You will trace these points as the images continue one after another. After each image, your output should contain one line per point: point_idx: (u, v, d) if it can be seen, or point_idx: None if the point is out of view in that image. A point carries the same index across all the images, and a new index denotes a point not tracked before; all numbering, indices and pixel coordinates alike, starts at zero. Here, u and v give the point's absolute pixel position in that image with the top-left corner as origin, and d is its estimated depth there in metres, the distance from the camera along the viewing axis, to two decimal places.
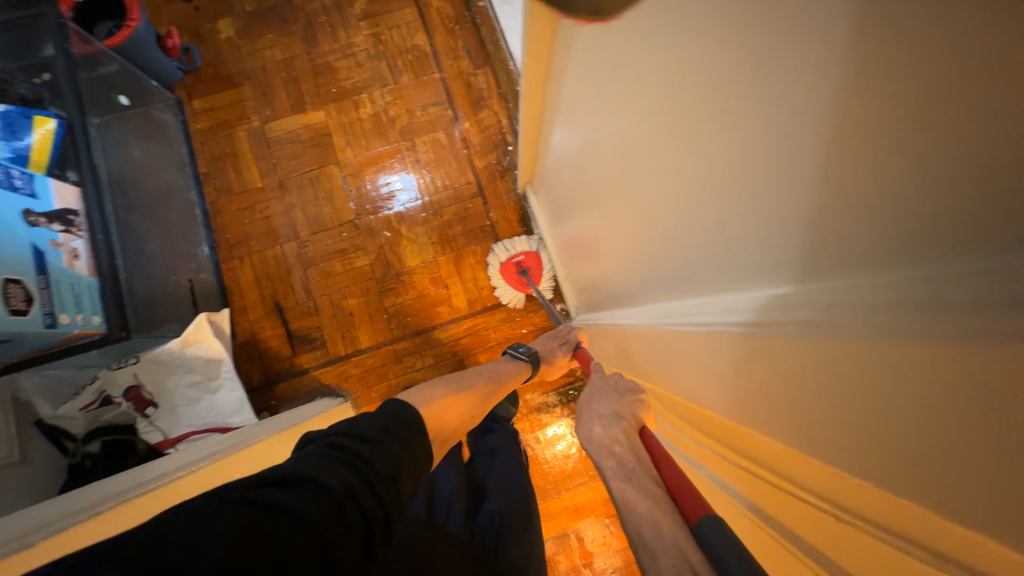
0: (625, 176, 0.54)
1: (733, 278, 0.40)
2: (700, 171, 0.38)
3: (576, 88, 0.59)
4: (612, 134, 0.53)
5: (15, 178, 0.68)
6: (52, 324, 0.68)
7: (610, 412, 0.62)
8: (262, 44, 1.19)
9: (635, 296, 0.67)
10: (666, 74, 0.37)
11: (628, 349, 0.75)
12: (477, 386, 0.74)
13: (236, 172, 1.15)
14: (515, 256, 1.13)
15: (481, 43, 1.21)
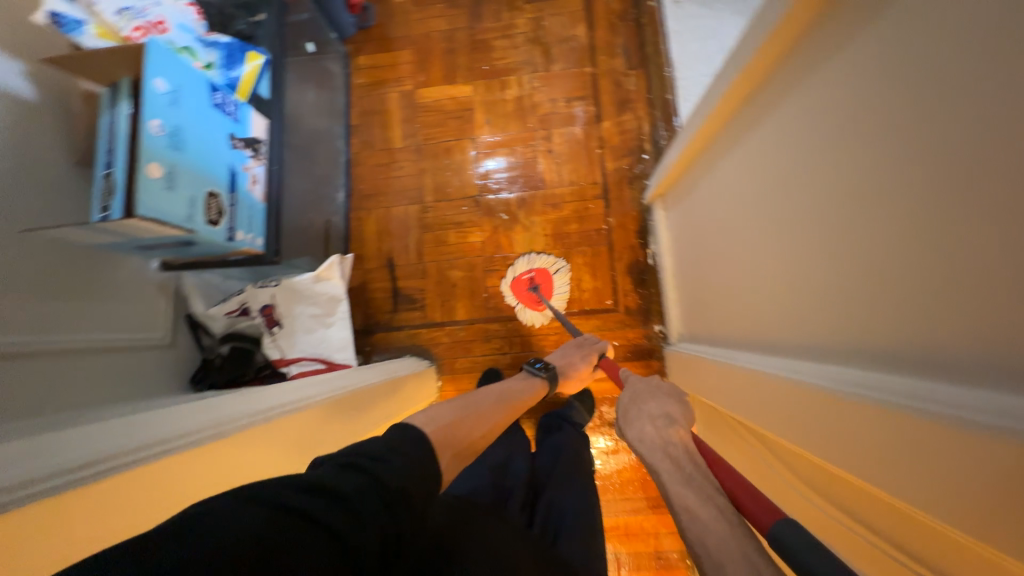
0: (808, 218, 0.51)
1: (943, 362, 0.35)
2: (935, 239, 0.34)
3: (778, 114, 0.57)
4: (810, 170, 0.50)
5: (228, 103, 0.76)
6: (231, 239, 0.75)
7: (663, 417, 0.59)
8: (430, 13, 1.24)
9: (773, 333, 0.63)
10: (930, 124, 0.33)
11: (739, 385, 0.72)
12: (490, 404, 0.63)
13: (381, 129, 1.22)
14: (528, 273, 1.13)
15: (641, 44, 1.17)
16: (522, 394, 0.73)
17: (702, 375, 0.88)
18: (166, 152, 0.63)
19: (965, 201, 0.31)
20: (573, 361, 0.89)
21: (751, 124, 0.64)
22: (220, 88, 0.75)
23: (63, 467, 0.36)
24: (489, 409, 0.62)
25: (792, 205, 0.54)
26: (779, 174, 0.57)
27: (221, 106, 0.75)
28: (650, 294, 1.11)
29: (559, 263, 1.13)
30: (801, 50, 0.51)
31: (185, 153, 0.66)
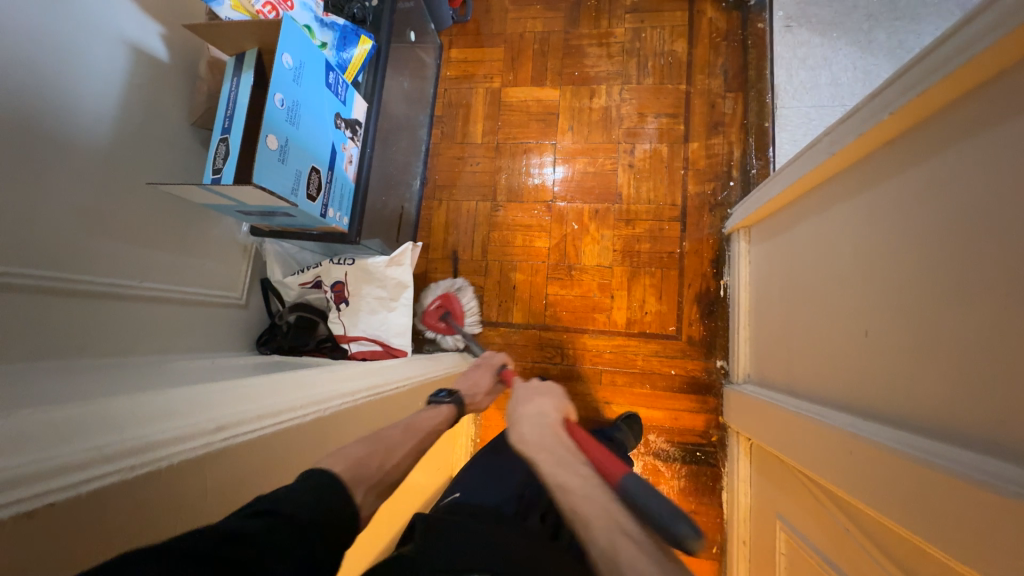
0: (968, 286, 0.45)
1: None
2: None
3: (934, 163, 0.52)
4: (983, 232, 0.44)
5: (339, 85, 0.78)
6: (323, 216, 0.77)
7: (537, 410, 0.65)
8: (528, 13, 1.23)
9: (881, 395, 0.57)
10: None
11: (817, 445, 0.66)
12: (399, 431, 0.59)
13: (463, 123, 1.23)
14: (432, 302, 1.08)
15: (744, 66, 1.12)
16: (432, 422, 0.67)
17: (768, 423, 0.83)
18: (283, 125, 0.65)
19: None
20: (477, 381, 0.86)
21: (894, 169, 0.58)
22: (333, 68, 0.77)
23: (201, 426, 0.40)
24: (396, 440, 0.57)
25: (938, 267, 0.49)
26: (924, 229, 0.52)
27: (333, 87, 0.76)
28: (717, 327, 1.06)
29: (458, 282, 1.12)
30: (982, 102, 0.46)
31: (297, 129, 0.68)
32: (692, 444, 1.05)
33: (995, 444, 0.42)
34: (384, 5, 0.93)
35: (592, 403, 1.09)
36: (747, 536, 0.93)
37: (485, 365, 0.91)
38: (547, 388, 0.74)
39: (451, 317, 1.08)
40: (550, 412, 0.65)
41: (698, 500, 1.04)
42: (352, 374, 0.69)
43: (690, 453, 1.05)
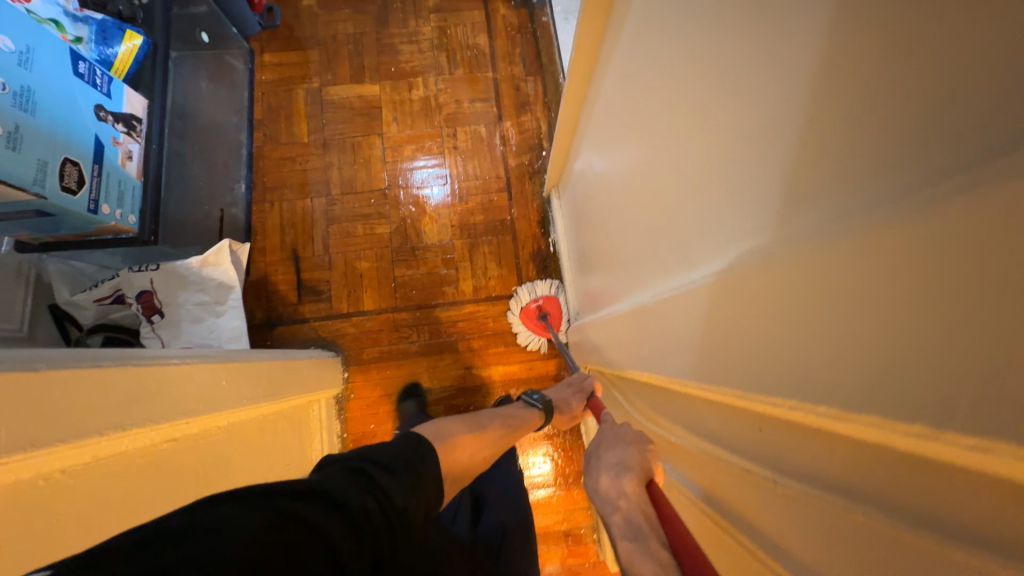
0: (634, 165, 0.58)
1: (695, 258, 0.42)
2: (686, 155, 0.41)
3: (613, 87, 0.65)
4: (632, 123, 0.57)
5: (98, 78, 0.75)
6: (93, 212, 0.72)
7: (618, 462, 0.55)
8: (337, 16, 1.28)
9: (626, 280, 0.69)
10: (687, 52, 0.39)
11: (604, 340, 0.78)
12: (490, 430, 0.67)
13: (287, 124, 1.22)
14: (536, 300, 1.14)
15: (537, 54, 1.28)
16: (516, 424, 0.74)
17: (585, 341, 0.94)
18: (10, 111, 0.61)
19: (708, 92, 0.36)
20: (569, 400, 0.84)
21: (600, 102, 0.72)
22: (86, 59, 0.73)
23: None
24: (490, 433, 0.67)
25: (625, 157, 0.62)
26: (619, 133, 0.64)
27: (87, 78, 0.72)
28: (552, 279, 1.18)
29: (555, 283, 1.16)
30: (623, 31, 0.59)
31: (35, 116, 0.64)
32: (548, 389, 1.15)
33: (652, 278, 0.55)
34: (157, 3, 0.90)
35: (454, 371, 1.13)
36: None
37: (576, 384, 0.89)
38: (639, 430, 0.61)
39: (546, 315, 1.12)
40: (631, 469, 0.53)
41: (552, 434, 1.18)
42: (185, 356, 0.67)
43: None
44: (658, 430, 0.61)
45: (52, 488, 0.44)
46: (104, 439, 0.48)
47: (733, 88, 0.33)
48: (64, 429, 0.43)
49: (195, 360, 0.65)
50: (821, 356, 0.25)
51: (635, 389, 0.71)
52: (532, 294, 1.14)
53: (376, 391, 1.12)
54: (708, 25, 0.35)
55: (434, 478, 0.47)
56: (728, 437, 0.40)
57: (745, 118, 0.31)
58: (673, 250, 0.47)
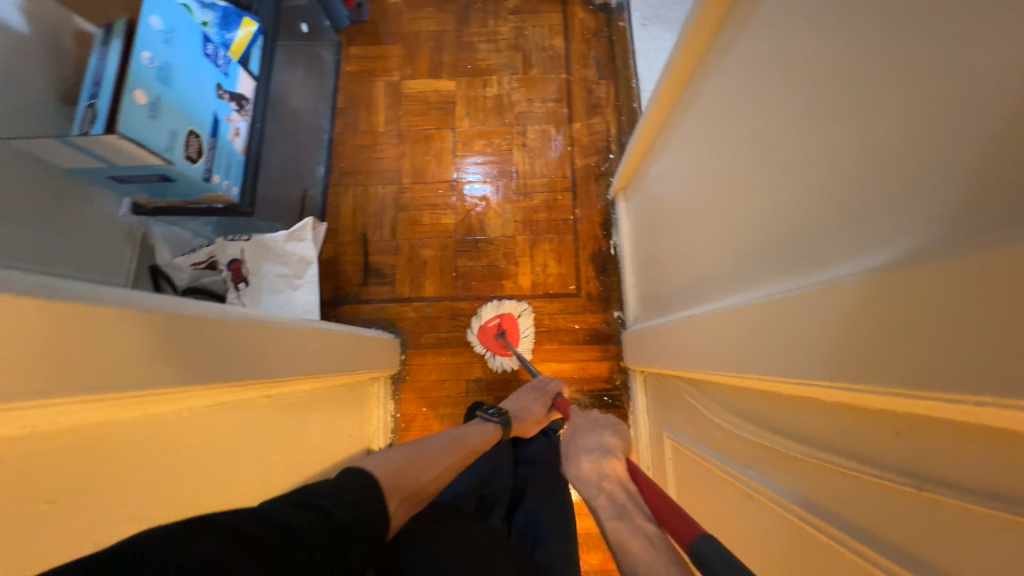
0: (736, 167, 0.58)
1: (813, 259, 0.42)
2: (818, 155, 0.41)
3: (713, 90, 0.66)
4: (738, 125, 0.58)
5: (220, 59, 0.81)
6: (207, 180, 0.78)
7: (596, 447, 0.63)
8: (421, 14, 1.33)
9: (708, 283, 0.69)
10: (834, 53, 0.40)
11: (675, 342, 0.78)
12: (440, 450, 0.65)
13: (366, 114, 1.28)
14: (491, 321, 1.14)
15: (611, 57, 1.29)
16: (475, 438, 0.76)
17: (647, 344, 0.94)
18: (152, 83, 0.67)
19: (861, 93, 0.36)
20: (529, 406, 0.95)
21: (694, 105, 0.72)
22: (213, 41, 0.80)
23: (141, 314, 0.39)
24: (441, 450, 0.66)
25: (723, 160, 0.62)
26: (715, 136, 0.65)
27: (212, 58, 0.79)
28: (611, 281, 1.18)
29: (522, 305, 1.15)
30: (738, 32, 0.59)
31: (171, 89, 0.70)
32: (600, 391, 1.14)
33: (749, 280, 0.56)
34: None
35: (506, 364, 1.15)
36: (651, 461, 0.99)
37: (540, 388, 0.99)
38: (606, 418, 0.71)
39: (505, 334, 1.13)
40: (609, 450, 0.62)
41: None
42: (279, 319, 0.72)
43: (598, 398, 1.13)
44: (733, 435, 0.61)
45: (180, 425, 0.48)
46: (227, 385, 0.52)
47: (895, 89, 0.33)
48: (204, 371, 0.47)
49: (291, 323, 0.70)
50: (988, 355, 0.25)
51: (704, 391, 0.71)
52: (487, 315, 1.14)
53: (430, 376, 1.15)
54: (870, 27, 0.36)
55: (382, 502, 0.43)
56: (856, 447, 0.39)
57: (912, 120, 0.31)
58: (788, 251, 0.47)
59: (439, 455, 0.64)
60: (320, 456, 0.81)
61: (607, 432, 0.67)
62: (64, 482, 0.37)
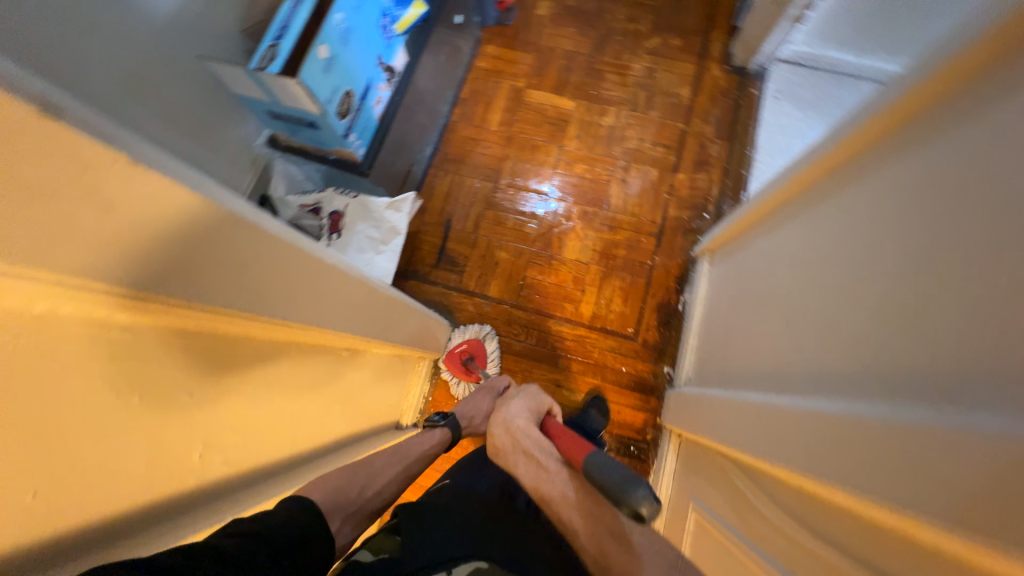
0: (852, 271, 0.57)
1: (914, 392, 0.41)
2: (956, 290, 0.40)
3: (846, 187, 0.64)
4: (867, 230, 0.56)
5: (388, 32, 0.88)
6: (344, 137, 0.84)
7: (510, 413, 0.78)
8: (562, 32, 1.38)
9: (774, 373, 0.68)
10: (1001, 194, 0.38)
11: (725, 421, 0.76)
12: (381, 463, 0.64)
13: (484, 110, 1.33)
14: (457, 344, 1.16)
15: (734, 120, 1.28)
16: (418, 447, 0.74)
17: (692, 410, 0.92)
18: (332, 42, 0.73)
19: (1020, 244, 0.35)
20: (479, 404, 0.92)
21: (820, 196, 0.71)
22: (388, 15, 0.87)
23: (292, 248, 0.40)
24: (382, 466, 0.64)
25: (835, 259, 0.61)
26: (834, 234, 0.63)
27: (381, 30, 0.85)
28: (671, 336, 1.16)
29: (485, 329, 1.16)
30: (888, 140, 0.58)
31: (344, 50, 0.76)
32: (627, 439, 1.13)
33: (828, 387, 0.54)
34: None
35: (545, 383, 1.15)
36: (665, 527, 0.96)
37: (488, 387, 0.96)
38: (522, 389, 0.87)
39: (471, 359, 1.14)
40: (523, 413, 0.77)
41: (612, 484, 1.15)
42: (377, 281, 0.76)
43: (624, 445, 1.12)
44: (779, 535, 0.58)
45: (295, 355, 0.52)
46: (338, 334, 0.56)
47: None
48: (328, 313, 0.51)
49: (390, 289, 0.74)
50: None
51: (750, 479, 0.69)
52: (456, 337, 1.16)
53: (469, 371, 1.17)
54: None
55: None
56: None
57: None
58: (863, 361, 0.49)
59: (381, 466, 0.64)
60: (366, 417, 0.84)
61: (524, 400, 0.82)
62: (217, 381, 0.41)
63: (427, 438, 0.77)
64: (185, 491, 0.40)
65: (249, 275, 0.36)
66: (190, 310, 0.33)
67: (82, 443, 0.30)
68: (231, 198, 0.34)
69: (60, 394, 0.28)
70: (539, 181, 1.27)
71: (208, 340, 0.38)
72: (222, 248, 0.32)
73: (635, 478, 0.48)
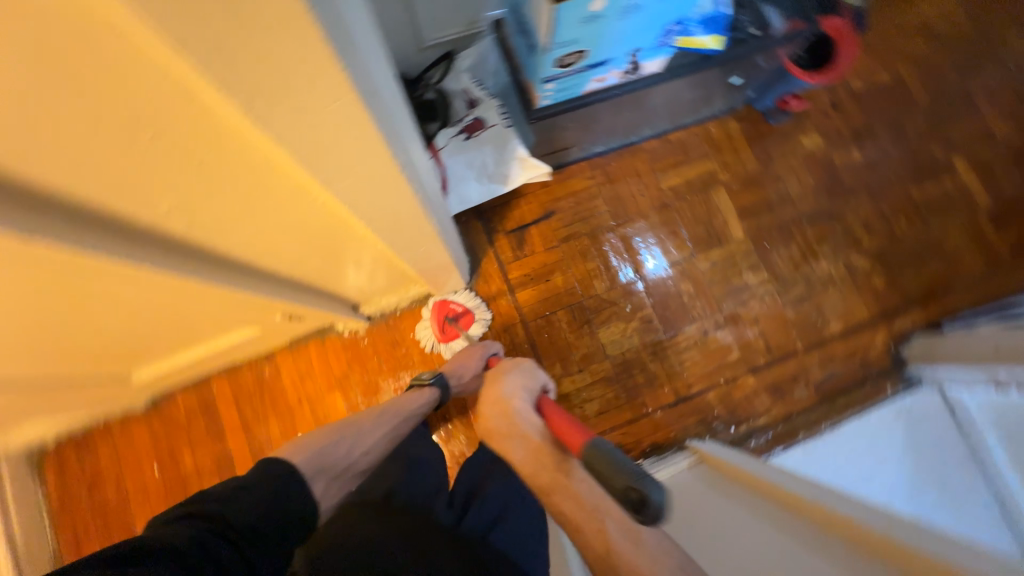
0: None
1: None
2: None
3: None
4: None
5: (665, 36, 0.80)
6: (544, 81, 0.79)
7: (506, 387, 0.77)
8: (801, 175, 1.24)
9: None
10: None
11: None
12: (369, 422, 0.76)
13: (672, 165, 1.24)
14: (455, 303, 1.13)
15: (842, 390, 1.13)
16: (410, 404, 0.83)
17: None
18: (615, 8, 0.67)
19: None
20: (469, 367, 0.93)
21: None
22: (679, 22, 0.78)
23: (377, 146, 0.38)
24: (368, 429, 0.76)
25: None
26: None
27: (663, 32, 0.77)
28: None
29: (484, 308, 1.13)
30: None
31: (618, 22, 0.69)
32: None
33: None
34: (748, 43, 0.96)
35: None
36: None
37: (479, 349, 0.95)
38: (516, 363, 0.86)
39: (455, 320, 1.12)
40: (516, 391, 0.76)
41: None
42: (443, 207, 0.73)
43: None
44: None
45: (318, 212, 0.50)
46: (361, 223, 0.54)
47: None
48: (365, 206, 0.49)
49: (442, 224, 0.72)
50: None
51: None
52: (458, 296, 1.13)
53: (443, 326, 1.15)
54: None
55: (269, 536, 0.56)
56: None
57: None
58: None
59: (367, 430, 0.76)
60: (335, 282, 0.84)
61: (519, 375, 0.81)
62: (234, 178, 0.39)
63: (419, 395, 0.84)
64: (128, 215, 0.41)
65: (316, 136, 0.33)
66: (236, 120, 0.31)
67: (67, 133, 0.29)
68: (358, 66, 0.31)
69: (85, 90, 0.26)
70: (645, 256, 1.19)
71: (246, 154, 0.36)
72: (299, 101, 0.30)
73: (639, 475, 0.46)
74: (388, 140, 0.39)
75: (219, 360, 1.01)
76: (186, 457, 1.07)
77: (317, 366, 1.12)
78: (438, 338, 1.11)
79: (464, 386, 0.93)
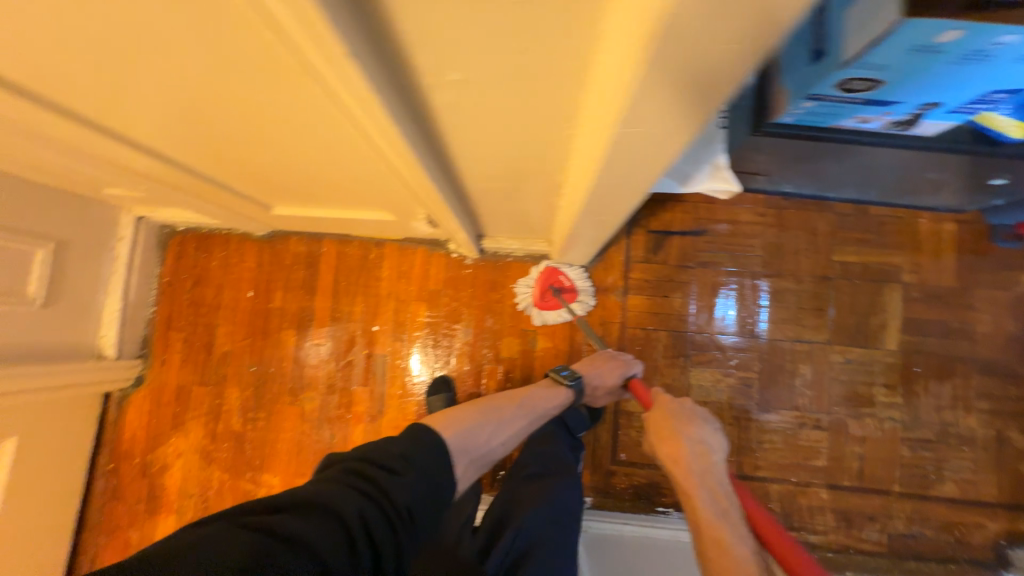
0: None
1: None
2: None
3: None
4: None
5: (975, 105, 0.65)
6: (805, 97, 0.68)
7: (705, 443, 0.71)
8: (998, 316, 1.05)
9: None
10: None
11: None
12: (505, 406, 0.80)
13: (855, 240, 1.08)
14: (564, 276, 1.08)
15: (919, 555, 1.00)
16: (540, 401, 0.86)
17: None
18: (960, 49, 0.54)
19: None
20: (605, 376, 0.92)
21: None
22: (1006, 95, 0.63)
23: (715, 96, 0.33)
24: (505, 418, 0.79)
25: None
26: None
27: (978, 97, 0.63)
28: (621, 499, 1.06)
29: (590, 290, 1.08)
30: None
31: (947, 66, 0.57)
32: (504, 465, 1.15)
33: None
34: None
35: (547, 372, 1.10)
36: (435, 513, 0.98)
37: (622, 362, 0.94)
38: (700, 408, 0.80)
39: (560, 293, 1.07)
40: (714, 454, 0.71)
41: None
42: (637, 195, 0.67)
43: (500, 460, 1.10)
44: None
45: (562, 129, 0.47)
46: (587, 169, 0.50)
47: None
48: (614, 162, 0.45)
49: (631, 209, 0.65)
50: None
51: None
52: (569, 270, 1.08)
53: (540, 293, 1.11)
54: None
55: (418, 489, 0.56)
56: None
57: None
58: None
59: (506, 421, 0.79)
60: (486, 207, 0.81)
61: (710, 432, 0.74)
62: (534, 72, 0.36)
63: (552, 395, 0.88)
64: (415, 74, 0.38)
65: (681, 68, 0.29)
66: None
67: None
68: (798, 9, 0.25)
69: None
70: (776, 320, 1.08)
71: (593, 35, 0.32)
72: (724, 24, 0.25)
73: None
74: (724, 98, 0.33)
75: (342, 226, 1.04)
76: (278, 293, 1.14)
77: (416, 271, 1.13)
78: (536, 299, 1.07)
79: (590, 394, 0.95)
